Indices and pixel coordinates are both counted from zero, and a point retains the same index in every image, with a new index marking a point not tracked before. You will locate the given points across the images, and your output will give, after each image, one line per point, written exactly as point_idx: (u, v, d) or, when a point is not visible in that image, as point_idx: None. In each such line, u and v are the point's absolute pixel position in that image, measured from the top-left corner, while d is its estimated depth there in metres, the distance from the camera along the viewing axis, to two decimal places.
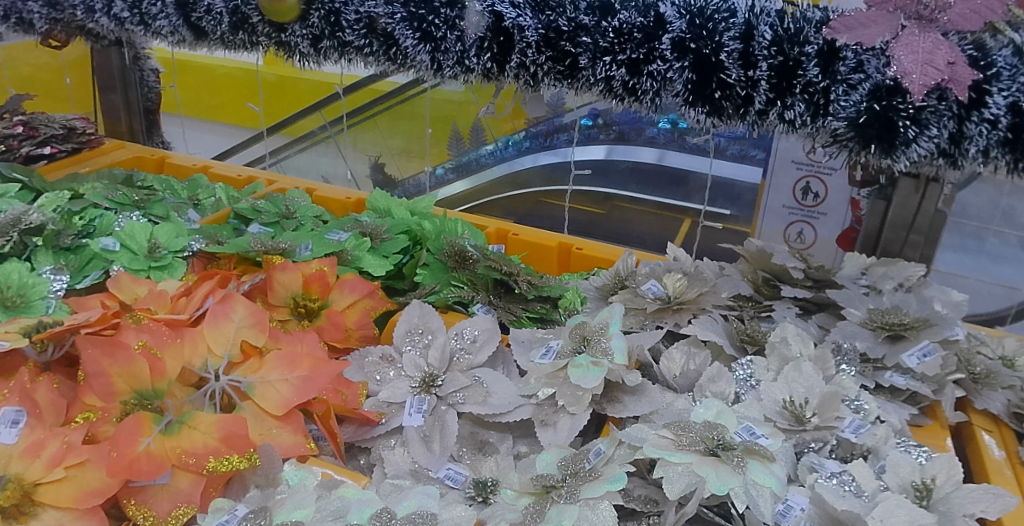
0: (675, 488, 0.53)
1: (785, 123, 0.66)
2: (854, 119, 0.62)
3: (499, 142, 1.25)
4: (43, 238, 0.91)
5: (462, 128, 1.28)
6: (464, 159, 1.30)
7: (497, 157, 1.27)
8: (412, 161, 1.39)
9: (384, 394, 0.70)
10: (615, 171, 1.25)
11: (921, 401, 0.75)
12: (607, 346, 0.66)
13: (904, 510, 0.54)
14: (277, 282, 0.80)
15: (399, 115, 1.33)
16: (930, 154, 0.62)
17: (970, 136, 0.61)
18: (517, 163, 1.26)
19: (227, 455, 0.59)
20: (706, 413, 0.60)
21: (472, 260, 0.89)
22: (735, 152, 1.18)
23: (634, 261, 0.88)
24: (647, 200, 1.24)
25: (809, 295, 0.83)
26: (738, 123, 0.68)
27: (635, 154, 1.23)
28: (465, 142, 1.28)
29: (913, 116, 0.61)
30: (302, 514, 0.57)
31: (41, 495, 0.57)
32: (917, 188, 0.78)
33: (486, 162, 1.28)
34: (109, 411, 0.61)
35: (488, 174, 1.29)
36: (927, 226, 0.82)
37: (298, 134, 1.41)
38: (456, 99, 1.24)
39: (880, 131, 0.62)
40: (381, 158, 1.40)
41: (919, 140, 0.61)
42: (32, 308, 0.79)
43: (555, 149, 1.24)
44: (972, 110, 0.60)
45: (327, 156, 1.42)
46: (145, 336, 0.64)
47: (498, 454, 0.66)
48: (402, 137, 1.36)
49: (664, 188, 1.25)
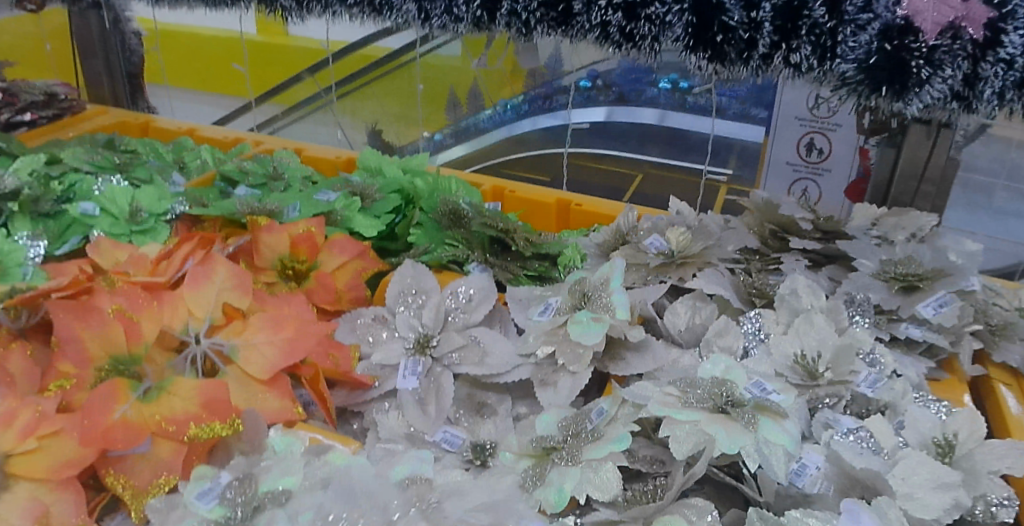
0: (683, 447, 0.48)
1: (790, 68, 0.61)
2: (864, 62, 0.57)
3: (499, 107, 1.20)
4: (19, 204, 0.86)
5: (461, 93, 1.22)
6: (462, 124, 1.25)
7: (497, 121, 1.21)
8: (411, 128, 1.32)
9: (377, 357, 0.67)
10: (615, 131, 1.17)
11: (938, 353, 0.72)
12: (608, 302, 0.64)
13: (927, 467, 0.48)
14: (258, 350, 0.59)
15: (394, 83, 1.28)
16: (943, 98, 0.57)
17: (986, 77, 0.56)
18: (517, 127, 1.20)
19: (208, 422, 0.54)
20: (713, 369, 0.55)
21: (467, 218, 0.84)
22: (736, 111, 1.11)
23: (635, 216, 0.85)
24: (641, 160, 1.18)
25: (819, 246, 0.79)
26: (742, 70, 0.62)
27: (636, 115, 1.15)
28: (462, 108, 1.23)
29: (926, 56, 0.56)
30: (289, 482, 0.50)
31: (13, 467, 0.52)
32: (930, 135, 0.74)
33: (487, 126, 1.23)
34: (84, 379, 0.56)
35: (489, 138, 1.23)
36: (939, 176, 0.78)
37: (292, 102, 1.38)
38: (456, 64, 1.18)
39: (891, 73, 0.57)
40: (380, 125, 1.33)
41: (934, 81, 0.56)
42: (11, 276, 0.74)
43: (555, 112, 1.17)
44: (988, 49, 0.55)
45: (324, 126, 1.36)
46: (120, 300, 0.59)
47: (497, 417, 0.63)
48: (396, 101, 1.30)
49: (663, 149, 1.19)
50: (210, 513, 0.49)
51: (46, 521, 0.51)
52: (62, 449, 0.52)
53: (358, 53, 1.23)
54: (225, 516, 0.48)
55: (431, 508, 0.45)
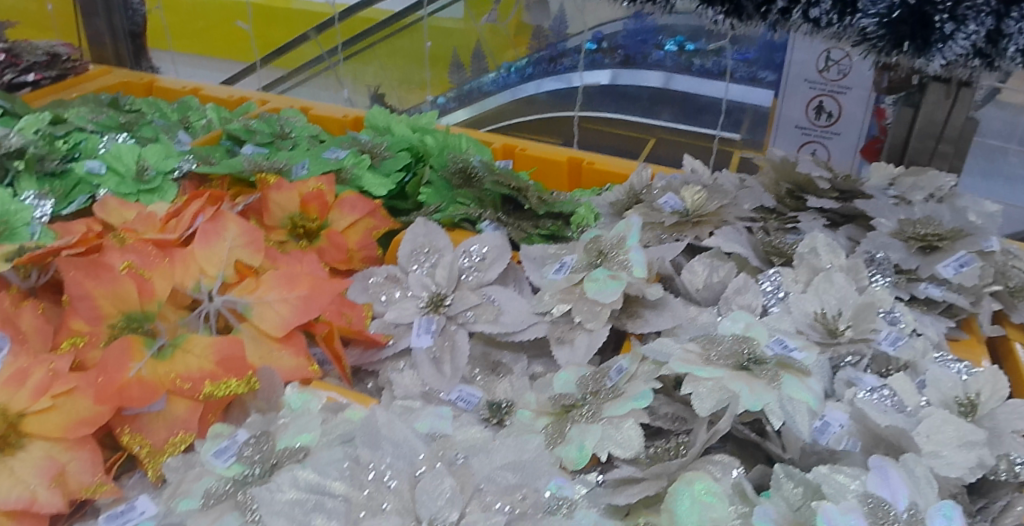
0: (706, 404, 0.47)
1: (809, 24, 0.54)
2: (886, 16, 0.51)
3: (502, 70, 1.16)
4: (26, 162, 0.84)
5: (464, 56, 1.19)
6: (465, 88, 1.21)
7: (501, 84, 1.17)
8: (413, 92, 1.28)
9: (391, 316, 0.66)
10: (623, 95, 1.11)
11: (958, 313, 0.71)
12: (625, 259, 0.63)
13: (952, 425, 0.48)
14: (273, 308, 0.58)
15: (396, 50, 1.25)
16: (965, 55, 0.51)
17: (1011, 33, 0.50)
18: (521, 90, 1.15)
19: (224, 379, 0.53)
20: (734, 326, 0.54)
21: (478, 177, 0.83)
22: (743, 75, 1.02)
23: (649, 175, 0.84)
24: (653, 125, 1.11)
25: (837, 205, 0.78)
26: (759, 24, 0.56)
27: (642, 78, 1.09)
28: (466, 70, 1.20)
29: (951, 8, 0.50)
30: (307, 438, 0.49)
31: (28, 425, 0.51)
32: (949, 93, 0.71)
33: (490, 89, 1.18)
34: (97, 336, 0.55)
35: (492, 102, 1.18)
36: (956, 136, 0.76)
37: (295, 64, 1.33)
38: (457, 27, 1.18)
39: (915, 27, 0.51)
40: (381, 89, 1.29)
41: (958, 37, 0.50)
42: (17, 235, 0.72)
43: (560, 74, 1.12)
44: (1012, 4, 0.50)
45: (327, 90, 1.33)
46: (131, 257, 0.58)
47: (513, 375, 0.62)
48: (398, 66, 1.27)
49: (676, 112, 1.10)
50: (227, 470, 0.49)
51: (63, 479, 0.50)
52: (76, 407, 0.52)
53: (363, 16, 1.23)
54: (243, 473, 0.48)
55: (457, 464, 0.45)
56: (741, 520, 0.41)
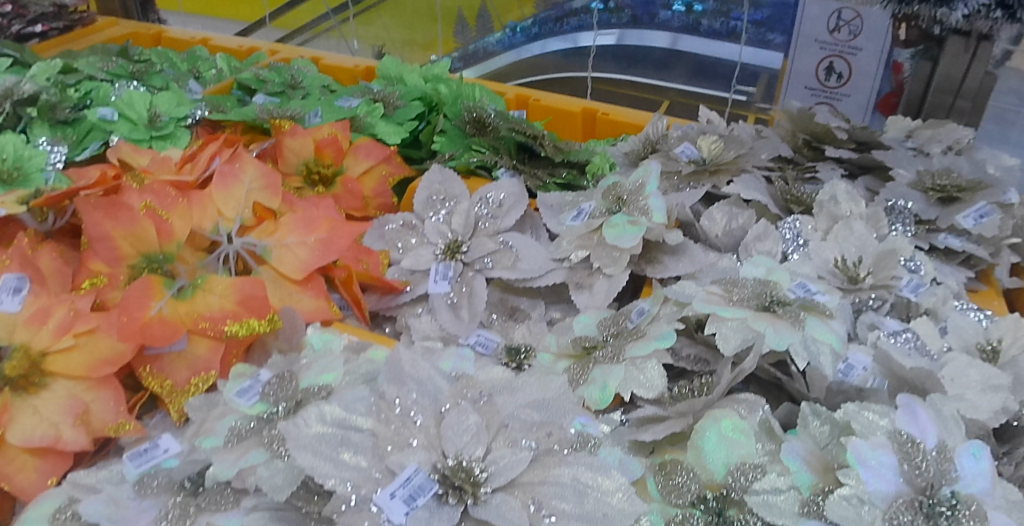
0: (730, 344, 0.47)
1: None
2: None
3: (508, 31, 1.12)
4: (38, 109, 0.82)
5: (468, 14, 1.16)
6: (471, 48, 1.16)
7: (506, 45, 1.12)
8: (418, 53, 1.22)
9: (407, 262, 0.65)
10: (629, 57, 1.05)
11: (977, 264, 0.69)
12: (645, 205, 0.62)
13: (977, 369, 0.48)
14: (292, 251, 0.58)
15: (401, 7, 1.22)
16: None
17: None
18: (527, 50, 1.11)
19: (246, 318, 0.53)
20: (756, 270, 0.54)
21: (493, 127, 0.82)
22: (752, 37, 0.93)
23: (664, 124, 0.83)
24: (667, 87, 1.04)
25: (854, 156, 0.76)
26: None
27: (648, 40, 1.02)
28: (471, 30, 1.16)
29: None
30: (330, 377, 0.49)
31: (52, 364, 0.51)
32: (968, 48, 0.72)
33: (496, 50, 1.14)
34: (117, 277, 0.55)
35: (496, 63, 1.14)
36: (976, 89, 0.76)
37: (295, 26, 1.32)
38: None
39: None
40: (386, 49, 1.24)
41: None
42: (31, 180, 0.70)
43: (565, 35, 1.07)
44: None
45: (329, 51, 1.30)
46: (148, 198, 0.58)
47: (531, 320, 0.62)
48: (404, 28, 1.23)
49: (690, 74, 1.02)
50: (251, 409, 0.48)
51: (88, 418, 0.50)
52: (97, 347, 0.52)
53: None
54: (268, 411, 0.48)
55: (481, 401, 0.45)
56: (768, 456, 0.43)
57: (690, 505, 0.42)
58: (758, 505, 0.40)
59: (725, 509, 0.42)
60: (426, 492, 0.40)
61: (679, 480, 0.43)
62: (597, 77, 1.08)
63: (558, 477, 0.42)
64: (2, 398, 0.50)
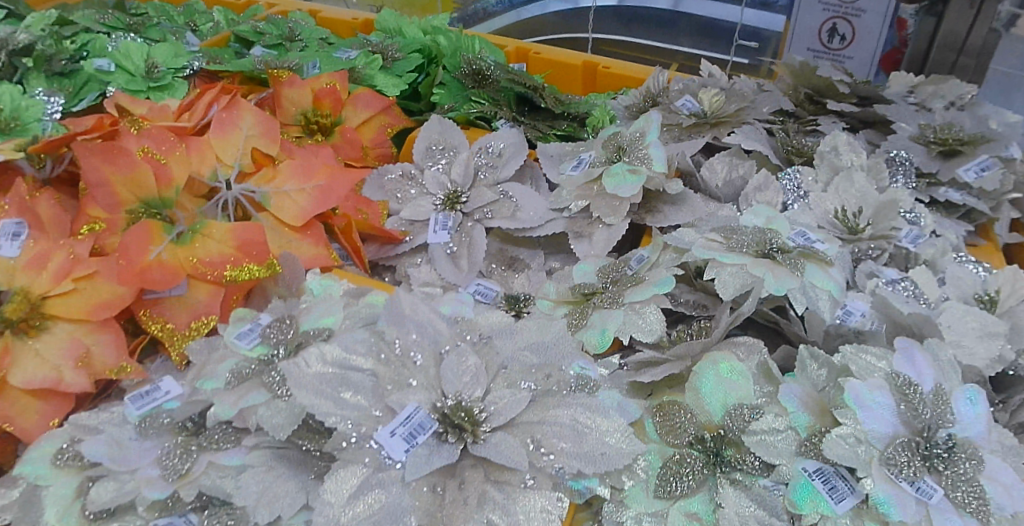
0: (729, 289, 0.48)
1: None
2: None
3: None
4: (34, 59, 0.79)
5: None
6: (470, 9, 1.11)
7: (507, 3, 1.08)
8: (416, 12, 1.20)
9: (406, 213, 0.65)
10: (631, 17, 1.03)
11: (976, 218, 0.68)
12: (645, 154, 0.61)
13: (974, 316, 0.48)
14: (291, 198, 0.58)
15: None
16: None
17: None
18: (526, 11, 1.07)
19: (245, 264, 0.53)
20: (755, 220, 0.54)
21: (492, 78, 0.81)
22: None
23: (665, 78, 0.81)
24: (675, 51, 1.03)
25: (855, 110, 0.75)
26: None
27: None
28: None
29: None
30: (330, 321, 0.49)
31: (52, 308, 0.51)
32: (974, 4, 0.72)
33: (496, 10, 1.10)
34: (115, 223, 0.55)
35: (496, 22, 1.10)
36: (980, 46, 0.76)
37: None
38: None
39: None
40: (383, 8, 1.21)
41: None
42: (30, 130, 0.68)
43: None
44: None
45: None
46: (147, 143, 0.57)
47: (530, 270, 0.63)
48: None
49: (695, 39, 1.01)
50: (251, 351, 0.48)
51: (89, 360, 0.51)
52: (97, 291, 0.52)
53: None
54: (268, 354, 0.48)
55: (480, 343, 0.46)
56: (766, 398, 0.44)
57: (687, 445, 0.43)
58: (755, 445, 0.41)
59: (722, 449, 0.43)
60: (426, 430, 0.41)
61: (678, 422, 0.44)
62: (598, 38, 1.06)
63: (556, 418, 0.42)
64: (3, 341, 0.50)
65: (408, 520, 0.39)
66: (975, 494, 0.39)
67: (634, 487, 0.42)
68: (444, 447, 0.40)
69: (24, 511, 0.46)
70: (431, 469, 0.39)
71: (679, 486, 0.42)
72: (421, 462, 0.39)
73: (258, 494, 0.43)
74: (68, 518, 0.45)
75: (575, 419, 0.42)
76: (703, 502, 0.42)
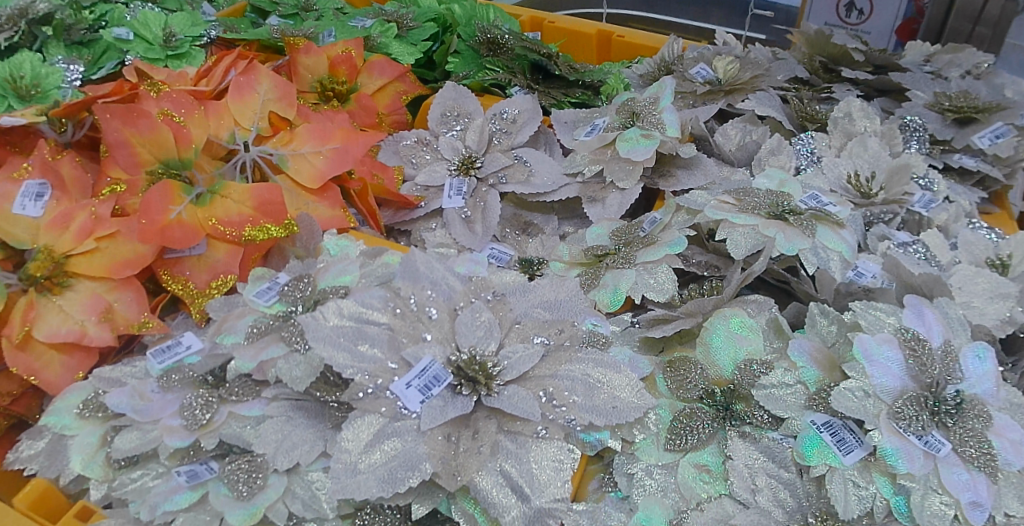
0: (741, 249, 0.48)
1: None
2: None
3: None
4: (53, 28, 0.79)
5: None
6: None
7: None
8: None
9: (421, 179, 0.66)
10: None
11: (991, 186, 0.68)
12: (658, 119, 0.62)
13: (984, 278, 0.48)
14: (307, 160, 0.59)
15: None
16: None
17: None
18: None
19: (263, 224, 0.55)
20: (768, 183, 0.54)
21: (507, 46, 0.80)
22: None
23: (680, 47, 0.81)
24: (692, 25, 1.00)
25: (871, 78, 0.74)
26: None
27: None
28: None
29: None
30: (347, 280, 0.50)
31: (75, 266, 0.52)
32: None
33: None
34: (136, 184, 0.56)
35: None
36: (997, 16, 0.74)
37: None
38: None
39: None
40: None
41: None
42: (50, 97, 0.69)
43: None
44: None
45: None
46: (165, 105, 0.58)
47: (544, 234, 0.64)
48: None
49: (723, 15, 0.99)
50: (270, 308, 0.49)
51: (111, 315, 0.52)
52: (119, 250, 0.53)
53: None
54: (286, 310, 0.48)
55: (492, 300, 0.46)
56: (776, 354, 0.45)
57: (697, 399, 0.44)
58: (764, 398, 0.42)
59: (732, 403, 0.44)
60: (441, 382, 0.42)
61: (689, 376, 0.45)
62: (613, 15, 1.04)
63: (569, 372, 0.43)
64: (27, 298, 0.51)
65: (423, 466, 0.40)
66: (983, 448, 0.39)
67: (645, 440, 0.44)
68: (456, 399, 0.41)
69: (51, 459, 0.48)
70: (445, 418, 0.40)
71: (689, 439, 0.43)
72: (436, 413, 0.40)
73: (277, 442, 0.44)
74: (92, 465, 0.47)
75: (587, 372, 0.43)
76: (714, 455, 0.43)
